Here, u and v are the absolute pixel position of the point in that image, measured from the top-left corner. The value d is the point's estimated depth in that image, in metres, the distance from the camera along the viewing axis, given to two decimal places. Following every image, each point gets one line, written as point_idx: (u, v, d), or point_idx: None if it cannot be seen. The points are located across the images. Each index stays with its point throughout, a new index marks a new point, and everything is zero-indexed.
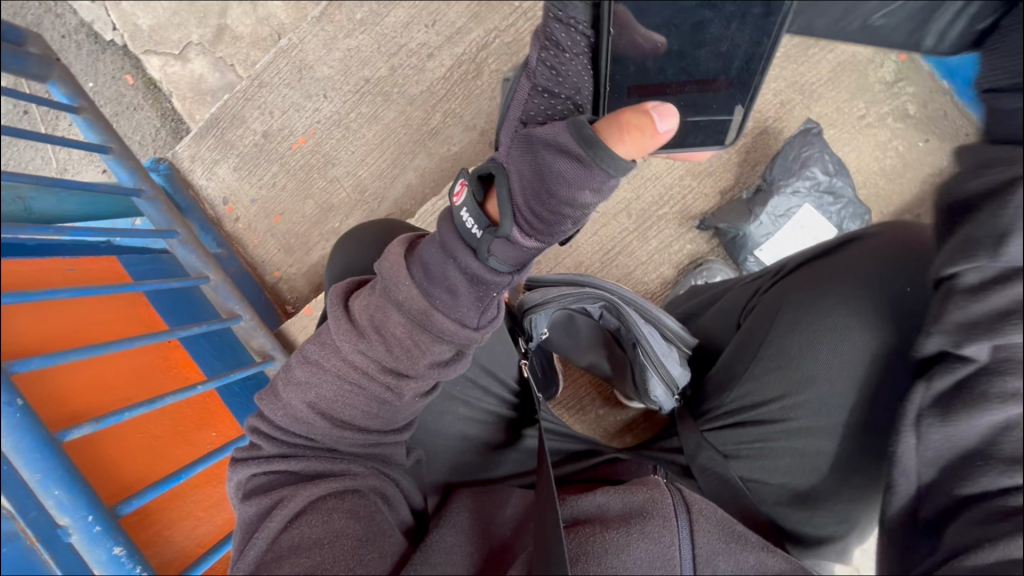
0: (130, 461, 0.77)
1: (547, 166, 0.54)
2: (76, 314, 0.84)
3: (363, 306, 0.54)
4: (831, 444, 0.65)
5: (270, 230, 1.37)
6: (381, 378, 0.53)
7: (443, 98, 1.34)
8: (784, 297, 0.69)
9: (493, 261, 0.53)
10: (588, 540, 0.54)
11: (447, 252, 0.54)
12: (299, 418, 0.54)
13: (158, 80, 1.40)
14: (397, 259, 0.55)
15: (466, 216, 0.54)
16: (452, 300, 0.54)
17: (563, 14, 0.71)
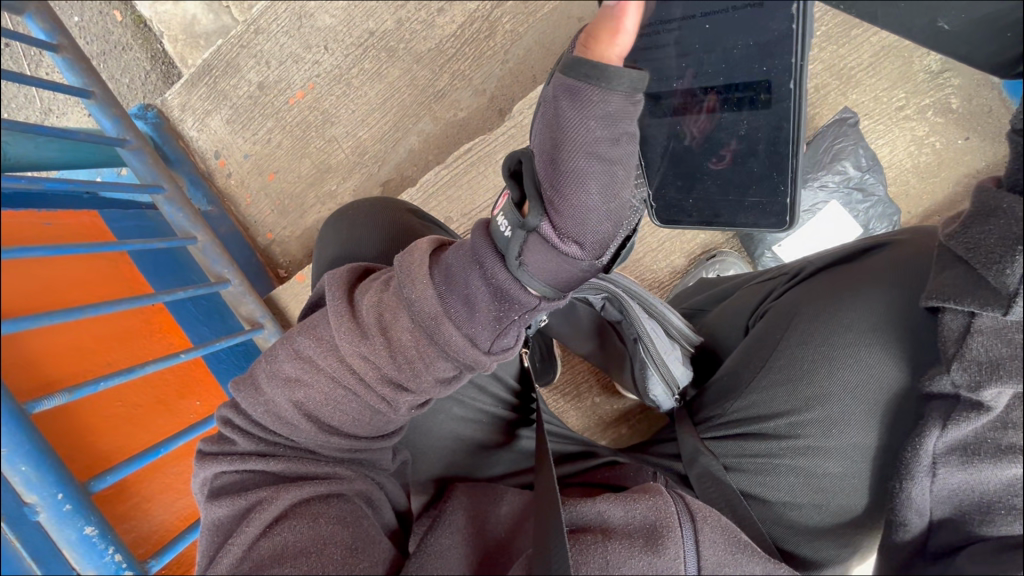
0: (106, 431, 0.74)
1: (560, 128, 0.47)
2: (54, 272, 0.78)
3: (373, 303, 0.50)
4: (839, 467, 0.59)
5: (264, 188, 1.30)
6: (379, 389, 0.50)
7: (452, 59, 1.25)
8: (800, 303, 0.63)
9: (526, 271, 0.49)
10: (592, 550, 0.47)
11: (474, 258, 0.50)
12: (282, 417, 0.51)
13: (147, 18, 1.29)
14: (421, 257, 0.52)
15: (500, 220, 0.50)
16: (467, 314, 0.50)
17: None
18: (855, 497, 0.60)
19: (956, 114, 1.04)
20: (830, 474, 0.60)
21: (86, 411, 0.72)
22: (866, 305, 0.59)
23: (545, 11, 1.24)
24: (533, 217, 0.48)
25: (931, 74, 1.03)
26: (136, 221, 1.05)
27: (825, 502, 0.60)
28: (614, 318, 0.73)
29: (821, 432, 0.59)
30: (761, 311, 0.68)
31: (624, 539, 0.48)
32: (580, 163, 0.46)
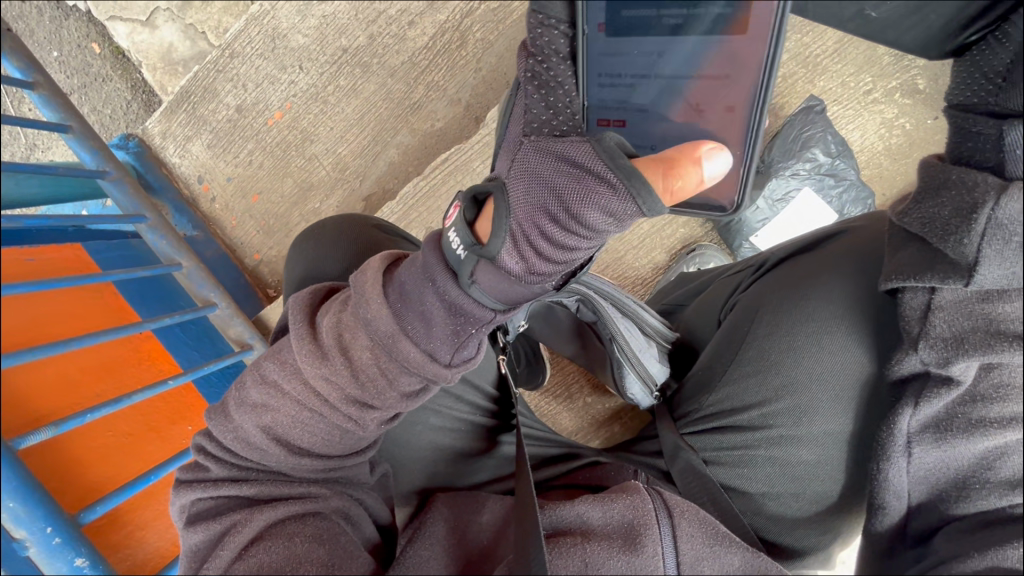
0: (97, 462, 0.75)
1: (553, 180, 0.50)
2: (41, 308, 0.79)
3: (332, 323, 0.52)
4: (811, 454, 0.60)
5: (248, 210, 1.31)
6: (344, 409, 0.52)
7: (426, 70, 1.26)
8: (762, 295, 0.64)
9: (476, 289, 0.52)
10: (568, 553, 0.48)
11: (426, 275, 0.52)
12: (251, 442, 0.53)
13: (125, 49, 1.29)
14: (375, 274, 0.54)
15: (455, 238, 0.53)
16: (424, 329, 0.52)
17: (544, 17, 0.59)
18: (831, 483, 0.61)
19: (924, 94, 1.05)
20: (804, 462, 0.60)
21: (76, 444, 0.72)
22: (827, 293, 0.60)
23: (514, 17, 1.25)
24: (490, 245, 0.51)
25: (896, 56, 1.04)
26: (121, 251, 1.05)
27: (802, 490, 0.61)
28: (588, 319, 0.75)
29: (792, 421, 0.60)
30: (730, 304, 0.69)
31: (603, 540, 0.49)
32: (565, 216, 0.50)
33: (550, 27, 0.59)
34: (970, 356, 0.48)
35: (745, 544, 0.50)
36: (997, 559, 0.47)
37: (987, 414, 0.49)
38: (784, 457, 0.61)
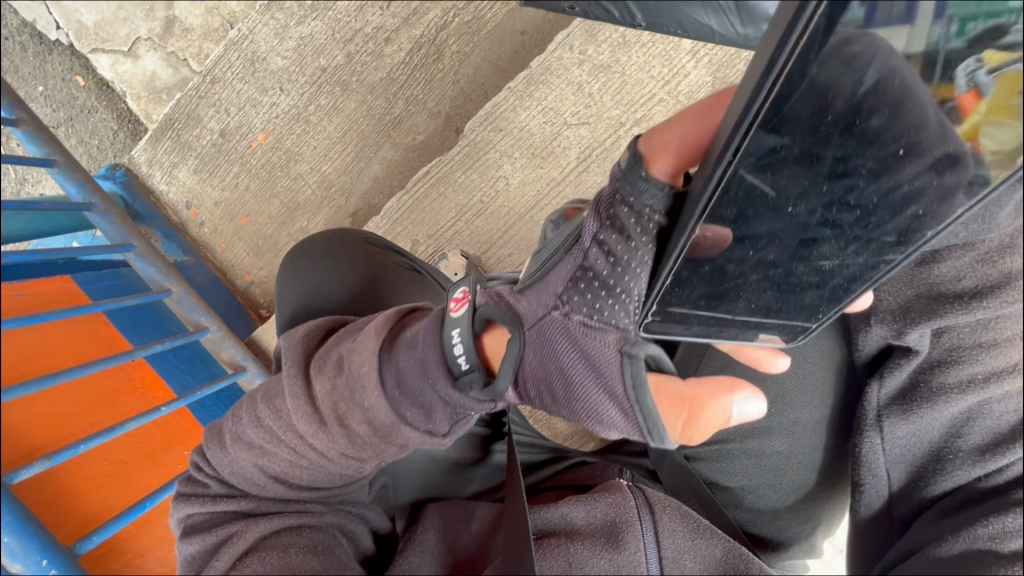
0: (92, 491, 0.75)
1: (572, 376, 0.49)
2: (40, 340, 0.79)
3: (327, 391, 0.54)
4: (783, 444, 0.67)
5: (237, 232, 1.32)
6: (342, 462, 0.54)
7: (404, 85, 1.28)
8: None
9: (471, 392, 0.52)
10: (553, 552, 0.50)
11: (424, 370, 0.52)
12: (248, 478, 0.55)
13: (109, 80, 1.29)
14: (370, 355, 0.53)
15: (456, 341, 0.52)
16: (422, 415, 0.54)
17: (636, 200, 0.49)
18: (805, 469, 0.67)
19: None
20: (778, 452, 0.67)
21: (72, 475, 0.73)
22: None
23: (488, 28, 1.26)
24: (499, 384, 0.51)
25: None
26: (110, 279, 1.06)
27: (778, 481, 0.67)
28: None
29: (762, 413, 0.67)
30: None
31: (587, 539, 0.52)
32: (585, 397, 0.48)
33: (640, 213, 0.49)
34: (918, 321, 0.58)
35: (726, 536, 0.54)
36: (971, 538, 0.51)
37: (943, 373, 0.58)
38: (757, 449, 0.68)
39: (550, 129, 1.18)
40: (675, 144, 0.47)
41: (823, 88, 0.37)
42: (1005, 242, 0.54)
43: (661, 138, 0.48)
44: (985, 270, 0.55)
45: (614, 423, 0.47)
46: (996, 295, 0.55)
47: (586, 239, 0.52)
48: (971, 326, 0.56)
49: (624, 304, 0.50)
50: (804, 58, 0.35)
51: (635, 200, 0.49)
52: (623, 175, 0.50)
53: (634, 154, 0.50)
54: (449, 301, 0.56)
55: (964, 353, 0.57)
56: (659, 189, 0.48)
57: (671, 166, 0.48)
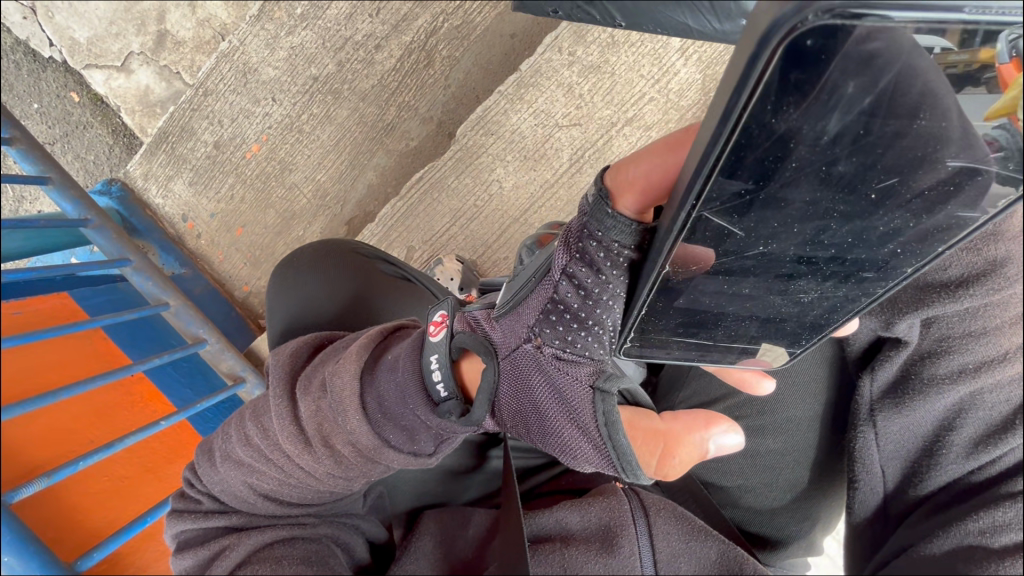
0: (93, 509, 0.75)
1: (546, 411, 0.53)
2: (39, 357, 0.79)
3: (311, 412, 0.55)
4: (777, 441, 0.66)
5: (233, 243, 1.32)
6: (330, 480, 0.56)
7: (396, 92, 1.28)
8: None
9: (451, 417, 0.54)
10: (548, 558, 0.51)
11: (404, 397, 0.55)
12: (238, 496, 0.56)
13: (103, 95, 1.29)
14: (351, 382, 0.55)
15: (435, 369, 0.54)
16: (406, 437, 0.55)
17: (604, 237, 0.46)
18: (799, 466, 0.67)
19: None
20: (772, 450, 0.67)
21: (72, 494, 0.73)
22: None
23: (478, 32, 1.26)
24: (476, 413, 0.54)
25: None
26: (108, 295, 1.07)
27: (773, 479, 0.67)
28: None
29: (757, 412, 0.67)
30: None
31: (582, 544, 0.52)
32: (559, 435, 0.53)
33: (608, 249, 0.46)
34: (908, 312, 0.57)
35: (720, 536, 0.54)
36: (960, 536, 0.53)
37: (932, 364, 0.58)
38: (753, 448, 0.67)
39: (542, 132, 1.19)
40: (640, 180, 0.42)
41: (790, 134, 0.34)
42: (990, 231, 0.54)
43: (625, 173, 0.43)
44: (971, 259, 0.55)
45: (586, 455, 0.51)
46: (983, 283, 0.55)
47: (552, 271, 0.49)
48: (959, 315, 0.56)
49: (597, 338, 0.50)
50: (762, 103, 0.31)
51: (602, 236, 0.46)
52: (589, 208, 0.46)
53: (599, 190, 0.45)
54: (429, 325, 0.58)
55: (954, 343, 0.57)
56: (628, 224, 0.45)
57: (637, 202, 0.44)
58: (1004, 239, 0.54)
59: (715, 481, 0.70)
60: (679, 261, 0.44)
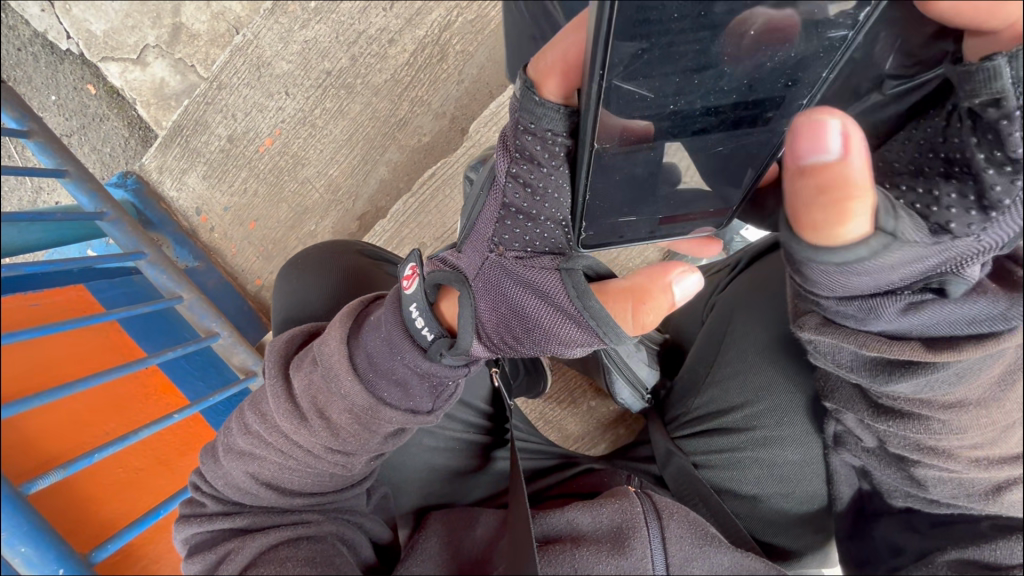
0: (108, 499, 0.77)
1: (523, 308, 0.53)
2: (54, 349, 0.79)
3: (304, 386, 0.55)
4: (793, 453, 0.65)
5: (246, 237, 1.33)
6: (328, 456, 0.56)
7: (409, 86, 1.27)
8: (740, 298, 0.72)
9: (447, 359, 0.55)
10: (557, 558, 0.50)
11: (394, 348, 0.54)
12: (242, 487, 0.56)
13: (119, 88, 1.29)
14: (339, 348, 0.55)
15: (416, 314, 0.54)
16: (402, 392, 0.55)
17: (537, 126, 0.52)
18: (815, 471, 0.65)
19: None
20: (790, 461, 0.66)
21: (87, 483, 0.74)
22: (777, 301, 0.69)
23: (493, 27, 1.26)
24: (464, 340, 0.54)
25: None
26: (122, 288, 1.07)
27: (790, 490, 0.67)
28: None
29: (774, 423, 0.66)
30: (711, 303, 0.78)
31: (593, 544, 0.51)
32: (543, 323, 0.52)
33: (544, 138, 0.52)
34: (841, 405, 0.58)
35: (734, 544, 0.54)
36: None
37: (881, 451, 0.56)
38: (768, 458, 0.67)
39: None
40: (559, 62, 0.49)
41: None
42: (921, 385, 0.49)
43: (544, 59, 0.49)
44: (900, 395, 0.51)
45: (570, 335, 0.52)
46: (910, 417, 0.51)
47: (499, 177, 0.55)
48: (894, 435, 0.53)
49: (548, 227, 0.56)
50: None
51: (536, 127, 0.52)
52: (521, 104, 0.52)
53: (525, 83, 0.51)
54: (400, 279, 0.57)
55: (896, 449, 0.54)
56: (557, 111, 0.51)
57: (560, 85, 0.50)
58: (944, 390, 0.48)
59: (727, 487, 0.69)
60: (607, 132, 0.51)
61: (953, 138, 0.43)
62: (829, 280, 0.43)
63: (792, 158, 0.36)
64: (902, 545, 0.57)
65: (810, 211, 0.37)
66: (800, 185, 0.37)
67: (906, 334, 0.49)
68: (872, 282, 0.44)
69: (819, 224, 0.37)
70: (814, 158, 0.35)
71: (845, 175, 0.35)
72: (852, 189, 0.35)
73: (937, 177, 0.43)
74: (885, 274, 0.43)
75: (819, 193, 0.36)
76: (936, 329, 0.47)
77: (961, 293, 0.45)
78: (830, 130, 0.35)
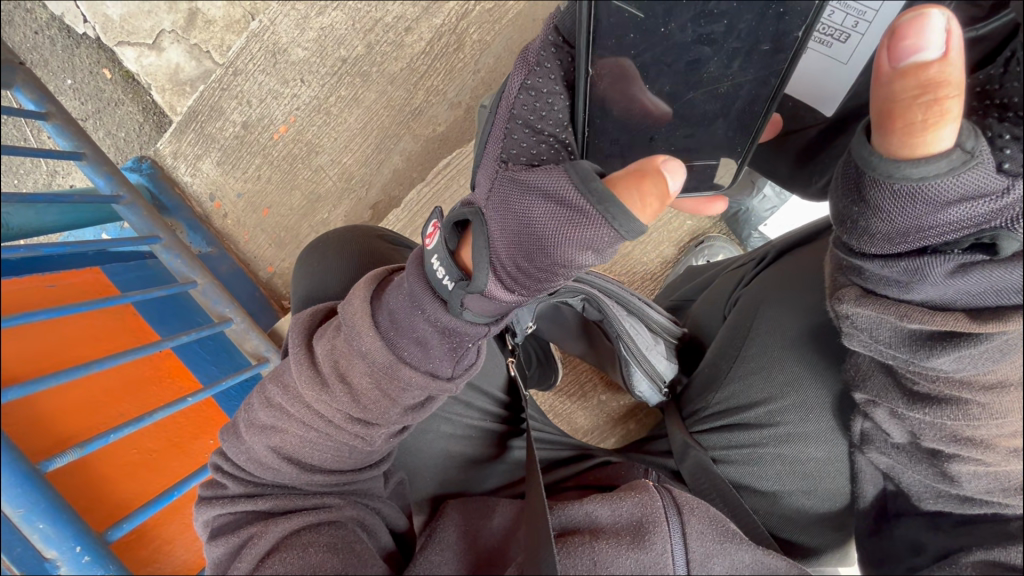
0: (121, 479, 0.77)
1: (531, 218, 0.48)
2: (67, 331, 0.79)
3: (327, 351, 0.55)
4: (817, 450, 0.65)
5: (259, 224, 1.32)
6: (348, 429, 0.55)
7: (425, 75, 1.27)
8: (764, 293, 0.71)
9: (469, 314, 0.54)
10: (577, 551, 0.50)
11: (415, 302, 0.54)
12: (263, 464, 0.56)
13: (135, 72, 1.29)
14: (363, 305, 0.56)
15: (438, 266, 0.53)
16: (423, 353, 0.55)
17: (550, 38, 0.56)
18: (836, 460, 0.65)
19: None
20: (813, 459, 0.65)
21: (98, 464, 0.74)
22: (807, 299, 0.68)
23: (510, 16, 1.25)
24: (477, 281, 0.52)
25: None
26: (138, 272, 1.07)
27: (812, 487, 0.66)
28: (595, 312, 0.76)
29: (799, 418, 0.65)
30: (734, 298, 0.77)
31: (612, 537, 0.51)
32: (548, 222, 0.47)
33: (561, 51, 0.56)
34: (873, 396, 0.57)
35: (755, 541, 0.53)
36: None
37: (911, 445, 0.56)
38: (791, 454, 0.66)
39: None
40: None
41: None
42: (964, 360, 0.47)
43: None
44: (939, 376, 0.51)
45: (577, 234, 0.46)
46: (948, 403, 0.50)
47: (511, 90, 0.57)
48: (929, 427, 0.52)
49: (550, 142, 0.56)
50: None
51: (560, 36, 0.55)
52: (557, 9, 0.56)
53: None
54: (422, 237, 0.56)
55: (925, 442, 0.53)
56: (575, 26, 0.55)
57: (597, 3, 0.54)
58: (986, 369, 0.47)
59: (748, 484, 0.69)
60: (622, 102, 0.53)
61: (1007, 83, 0.43)
62: (899, 193, 0.42)
63: (888, 61, 0.38)
64: (924, 545, 0.57)
65: (908, 111, 0.37)
66: (899, 86, 0.37)
67: (951, 303, 0.48)
68: (927, 214, 0.42)
69: (915, 123, 0.37)
70: (914, 56, 0.37)
71: (943, 73, 0.36)
72: (948, 89, 0.36)
73: (991, 119, 0.43)
74: (956, 189, 0.40)
75: (918, 84, 0.36)
76: (982, 300, 0.45)
77: (1012, 252, 0.42)
78: (933, 26, 0.36)
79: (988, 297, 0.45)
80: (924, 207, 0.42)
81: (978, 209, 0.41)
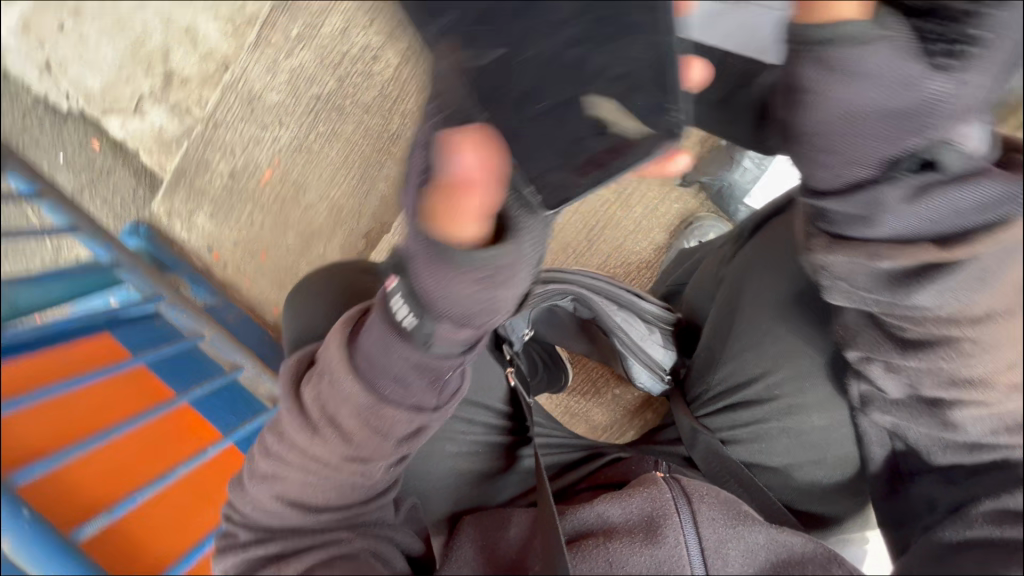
0: (155, 539, 0.79)
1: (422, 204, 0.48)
2: (86, 402, 0.81)
3: (314, 396, 0.56)
4: (819, 417, 0.65)
5: (259, 269, 1.37)
6: (348, 465, 0.56)
7: (397, 101, 1.28)
8: (745, 268, 0.71)
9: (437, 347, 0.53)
10: (592, 553, 0.50)
11: (387, 343, 0.54)
12: (271, 510, 0.57)
13: (122, 140, 1.27)
14: (338, 351, 0.56)
15: (400, 304, 0.53)
16: (403, 389, 0.55)
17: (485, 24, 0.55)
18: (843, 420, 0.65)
19: None
20: (815, 426, 0.66)
21: (133, 526, 0.76)
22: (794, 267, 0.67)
23: None
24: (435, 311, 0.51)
25: None
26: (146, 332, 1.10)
27: (820, 455, 0.67)
28: (588, 303, 0.76)
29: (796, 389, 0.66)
30: (719, 277, 0.77)
31: (626, 536, 0.51)
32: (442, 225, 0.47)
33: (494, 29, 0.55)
34: (867, 352, 0.56)
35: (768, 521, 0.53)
36: None
37: (911, 398, 0.54)
38: (794, 425, 0.67)
39: None
40: None
41: None
42: (944, 294, 0.48)
43: None
44: (925, 316, 0.50)
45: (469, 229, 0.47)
46: (940, 344, 0.50)
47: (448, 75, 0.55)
48: (925, 374, 0.52)
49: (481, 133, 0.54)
50: None
51: None
52: None
53: None
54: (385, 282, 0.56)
55: (924, 391, 0.53)
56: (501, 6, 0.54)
57: None
58: (968, 300, 0.47)
59: (759, 459, 0.70)
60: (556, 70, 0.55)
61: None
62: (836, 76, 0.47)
63: None
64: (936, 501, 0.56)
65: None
66: None
67: (917, 237, 0.48)
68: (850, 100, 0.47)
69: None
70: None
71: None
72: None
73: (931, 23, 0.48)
74: (892, 75, 0.46)
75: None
76: (945, 226, 0.47)
77: (953, 162, 0.47)
78: None
79: (952, 217, 0.47)
80: (867, 93, 0.46)
81: (897, 93, 0.46)
